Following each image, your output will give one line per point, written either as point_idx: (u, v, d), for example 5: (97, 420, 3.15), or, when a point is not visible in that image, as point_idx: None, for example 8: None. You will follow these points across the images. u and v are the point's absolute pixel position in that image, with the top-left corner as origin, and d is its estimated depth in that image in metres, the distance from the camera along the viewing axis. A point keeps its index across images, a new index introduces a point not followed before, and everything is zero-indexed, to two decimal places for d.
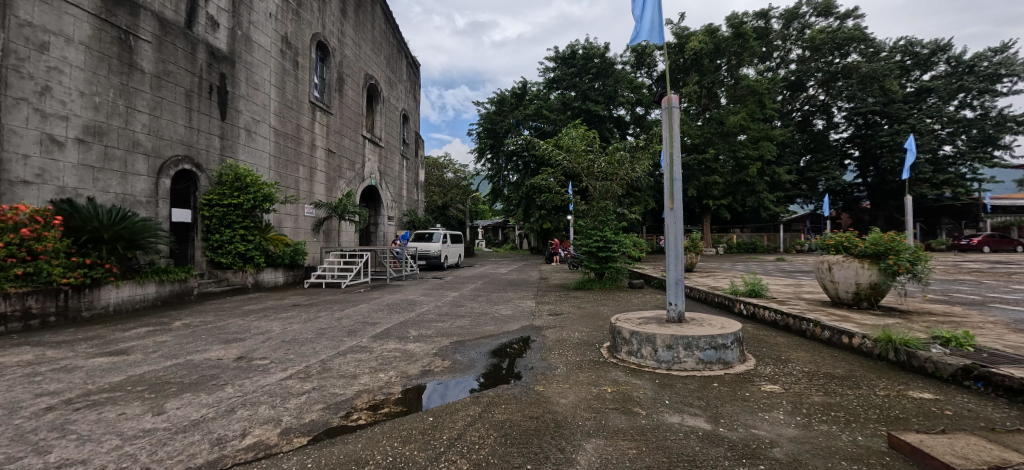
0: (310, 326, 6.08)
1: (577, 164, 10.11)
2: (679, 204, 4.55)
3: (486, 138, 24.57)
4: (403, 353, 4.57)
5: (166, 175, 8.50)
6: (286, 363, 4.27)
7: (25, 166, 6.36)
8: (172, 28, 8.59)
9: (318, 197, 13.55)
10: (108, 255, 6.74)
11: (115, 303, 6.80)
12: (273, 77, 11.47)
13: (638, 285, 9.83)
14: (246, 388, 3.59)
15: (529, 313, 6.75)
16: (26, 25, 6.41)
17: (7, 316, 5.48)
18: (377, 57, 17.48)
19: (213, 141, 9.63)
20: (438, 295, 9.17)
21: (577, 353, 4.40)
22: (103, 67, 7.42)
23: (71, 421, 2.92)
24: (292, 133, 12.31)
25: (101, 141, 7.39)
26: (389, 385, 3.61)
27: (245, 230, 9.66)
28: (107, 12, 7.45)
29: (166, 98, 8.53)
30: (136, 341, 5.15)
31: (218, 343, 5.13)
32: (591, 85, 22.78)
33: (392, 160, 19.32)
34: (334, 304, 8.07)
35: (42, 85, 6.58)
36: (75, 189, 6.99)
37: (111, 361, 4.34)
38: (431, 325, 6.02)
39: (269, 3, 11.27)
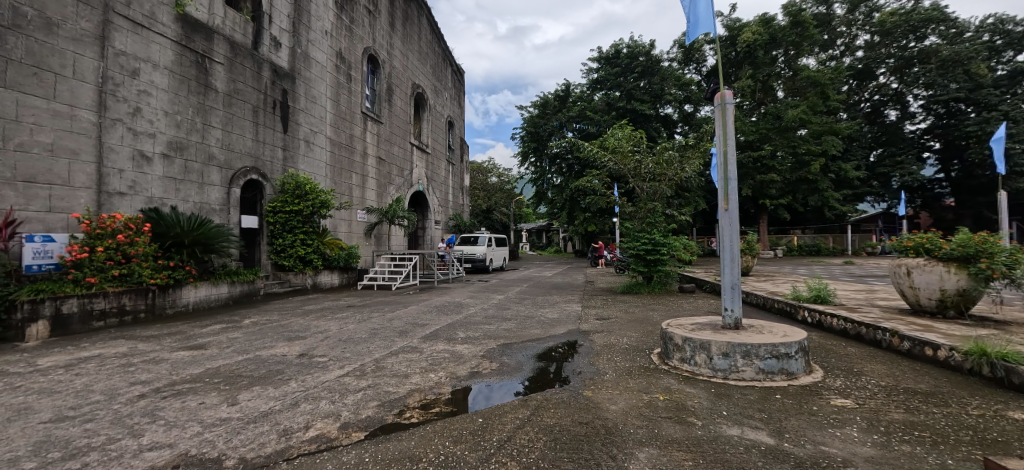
0: (363, 326, 6.35)
1: (623, 165, 9.89)
2: (734, 204, 4.33)
3: (530, 141, 24.65)
4: (452, 354, 4.67)
5: (236, 184, 9.21)
6: (343, 361, 4.48)
7: (121, 179, 7.10)
8: (241, 50, 9.31)
9: (370, 203, 14.15)
10: (187, 258, 7.38)
11: (194, 302, 7.45)
12: (328, 90, 12.13)
13: (689, 289, 9.47)
14: (308, 383, 3.81)
15: (575, 317, 6.68)
16: (122, 54, 7.17)
17: (106, 312, 6.14)
18: (423, 66, 18.03)
19: (276, 152, 10.32)
20: (484, 297, 9.30)
21: (627, 358, 4.31)
22: (184, 89, 8.15)
23: (159, 407, 3.23)
24: (346, 143, 12.95)
25: (182, 156, 8.12)
26: (439, 386, 3.70)
27: (305, 234, 10.25)
28: (187, 38, 8.19)
29: (236, 115, 9.25)
30: (212, 337, 5.61)
31: (282, 340, 5.48)
32: (636, 84, 22.25)
33: (439, 166, 19.84)
34: (385, 305, 8.38)
35: (134, 107, 7.32)
36: (161, 199, 7.72)
37: (191, 354, 4.75)
38: (478, 327, 6.12)
39: (325, 21, 11.95)
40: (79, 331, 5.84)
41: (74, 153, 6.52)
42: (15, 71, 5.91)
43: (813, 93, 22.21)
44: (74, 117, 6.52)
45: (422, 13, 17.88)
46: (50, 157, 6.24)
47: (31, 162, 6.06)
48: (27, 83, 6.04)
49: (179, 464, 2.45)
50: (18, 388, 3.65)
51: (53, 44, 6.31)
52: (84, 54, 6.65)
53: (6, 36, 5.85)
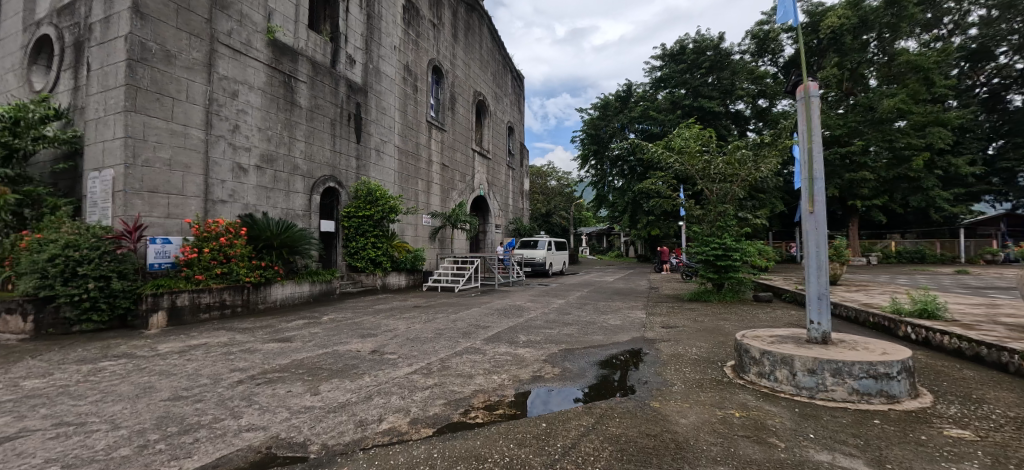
0: (429, 326, 6.59)
1: (689, 166, 9.42)
2: (821, 207, 3.96)
3: (590, 144, 24.29)
4: (514, 357, 4.72)
5: (316, 191, 9.96)
6: (412, 359, 4.70)
7: (223, 188, 7.96)
8: (321, 69, 10.12)
9: (434, 208, 14.70)
10: (276, 259, 8.11)
11: (281, 299, 8.16)
12: (397, 102, 12.79)
13: (765, 299, 8.82)
14: (380, 378, 4.03)
15: (640, 324, 6.47)
16: (225, 79, 8.07)
17: (209, 306, 6.89)
18: (484, 74, 18.46)
19: (351, 162, 11.04)
20: (545, 302, 9.28)
21: (696, 370, 4.10)
22: (274, 106, 9.00)
23: (254, 393, 3.57)
24: (412, 151, 13.57)
25: (272, 167, 8.94)
26: (503, 388, 3.74)
27: (375, 237, 10.86)
28: (276, 61, 9.05)
29: (317, 128, 10.03)
30: (297, 331, 6.11)
31: (356, 337, 5.84)
32: (704, 80, 21.16)
33: (499, 171, 20.17)
34: (450, 307, 8.65)
35: (234, 124, 8.20)
36: (255, 205, 8.56)
37: (280, 346, 5.22)
38: (539, 331, 6.12)
39: (394, 37, 12.64)
40: (190, 322, 6.60)
41: (186, 166, 7.40)
42: (143, 97, 6.86)
43: (914, 80, 19.82)
44: (187, 135, 7.42)
45: (483, 22, 18.32)
46: (167, 170, 7.14)
47: (154, 174, 6.98)
48: (152, 107, 6.99)
49: (271, 446, 2.69)
50: (143, 369, 4.20)
51: (171, 74, 7.24)
52: (195, 80, 7.57)
53: (137, 68, 6.81)
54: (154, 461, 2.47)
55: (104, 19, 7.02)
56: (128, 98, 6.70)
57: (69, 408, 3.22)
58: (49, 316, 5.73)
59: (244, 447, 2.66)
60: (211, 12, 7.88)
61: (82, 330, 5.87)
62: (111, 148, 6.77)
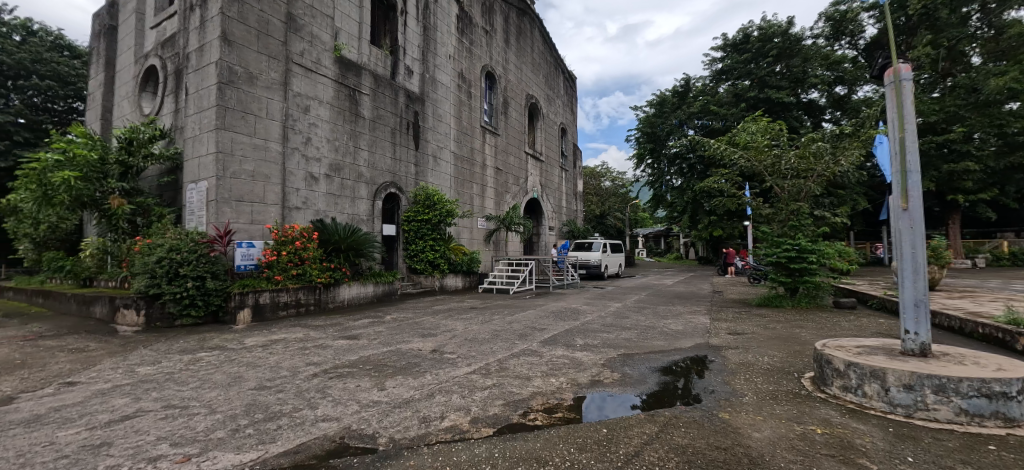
0: (486, 327, 6.68)
1: (756, 162, 8.81)
2: (916, 202, 3.55)
3: (646, 143, 23.52)
4: (572, 361, 4.67)
5: (378, 197, 10.45)
6: (470, 359, 4.80)
7: (297, 196, 8.59)
8: (383, 82, 10.64)
9: (489, 211, 14.94)
10: (343, 261, 8.62)
11: (348, 299, 8.65)
12: (452, 109, 13.16)
13: (847, 305, 8.08)
14: (441, 376, 4.15)
15: (704, 330, 6.18)
16: (299, 95, 8.72)
17: (287, 304, 7.46)
18: (536, 76, 18.51)
19: (410, 168, 11.48)
20: (601, 305, 9.09)
21: (770, 380, 3.84)
22: (341, 119, 9.58)
23: (327, 386, 3.81)
24: (468, 155, 13.88)
25: (339, 176, 9.51)
26: (561, 391, 3.72)
27: (434, 240, 11.24)
28: (343, 76, 9.64)
29: (379, 137, 10.55)
30: (364, 329, 6.47)
31: (417, 336, 6.05)
32: (771, 69, 19.76)
33: (553, 173, 20.11)
34: (505, 309, 8.73)
35: (306, 137, 8.82)
36: (325, 211, 9.14)
37: (348, 343, 5.55)
38: (597, 335, 6.01)
39: (449, 46, 13.03)
40: (270, 318, 7.19)
41: (266, 176, 8.07)
42: (230, 116, 7.58)
43: None
44: (267, 148, 8.10)
45: (535, 25, 18.39)
46: (251, 180, 7.83)
47: (240, 184, 7.67)
48: (238, 125, 7.70)
49: (344, 436, 2.85)
50: (232, 360, 4.62)
51: (253, 94, 7.95)
52: (273, 98, 8.25)
53: (225, 90, 7.55)
54: (244, 444, 2.71)
55: (199, 48, 7.85)
56: (219, 118, 7.43)
57: (174, 393, 3.62)
58: (157, 311, 6.45)
59: (321, 436, 2.85)
60: (286, 36, 8.56)
61: (182, 324, 6.57)
62: (204, 162, 7.54)
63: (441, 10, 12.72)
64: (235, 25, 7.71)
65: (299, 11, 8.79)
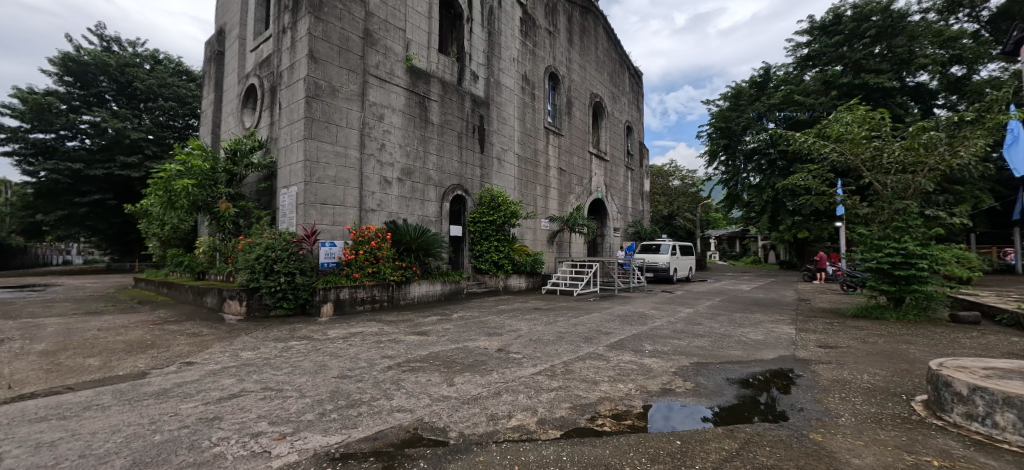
0: (551, 329, 6.66)
1: (852, 155, 7.94)
2: None
3: (719, 138, 22.16)
4: (641, 367, 4.52)
5: (446, 199, 10.82)
6: (536, 359, 4.81)
7: (373, 199, 9.13)
8: (450, 88, 11.00)
9: (552, 212, 14.90)
10: (414, 260, 9.03)
11: (418, 296, 9.04)
12: (517, 111, 13.29)
13: (966, 319, 7.05)
14: (507, 375, 4.21)
15: (788, 341, 5.68)
16: (374, 105, 9.27)
17: (363, 300, 7.97)
18: (601, 75, 18.16)
19: (475, 171, 11.76)
20: (671, 310, 8.69)
21: (871, 401, 3.44)
22: (412, 125, 10.05)
23: (401, 378, 4.01)
24: (532, 157, 13.96)
25: (410, 179, 9.98)
26: (630, 398, 3.61)
27: (498, 241, 11.43)
28: (414, 85, 10.10)
29: (447, 142, 10.91)
30: (433, 326, 6.74)
31: (483, 335, 6.18)
32: (868, 52, 17.74)
33: (618, 172, 19.62)
34: (569, 310, 8.63)
35: (381, 143, 9.36)
36: (397, 213, 9.63)
37: (419, 338, 5.80)
38: (667, 341, 5.76)
39: (513, 49, 13.19)
40: (350, 312, 7.72)
41: (346, 181, 8.67)
42: (316, 126, 8.26)
43: None
44: (347, 155, 8.71)
45: (599, 22, 18.06)
46: (333, 184, 8.45)
47: (324, 189, 8.31)
48: (323, 134, 8.36)
49: (418, 427, 2.99)
50: (318, 350, 5.03)
51: (335, 105, 8.59)
52: (351, 109, 8.84)
53: (312, 103, 8.22)
54: (330, 427, 2.93)
55: (290, 67, 8.63)
56: (307, 129, 8.13)
57: (271, 376, 4.01)
58: (256, 302, 7.18)
59: (397, 425, 3.00)
60: (364, 50, 9.15)
61: (276, 314, 7.25)
62: (294, 169, 8.27)
63: (505, 14, 12.91)
64: (320, 43, 8.39)
65: (375, 26, 9.37)
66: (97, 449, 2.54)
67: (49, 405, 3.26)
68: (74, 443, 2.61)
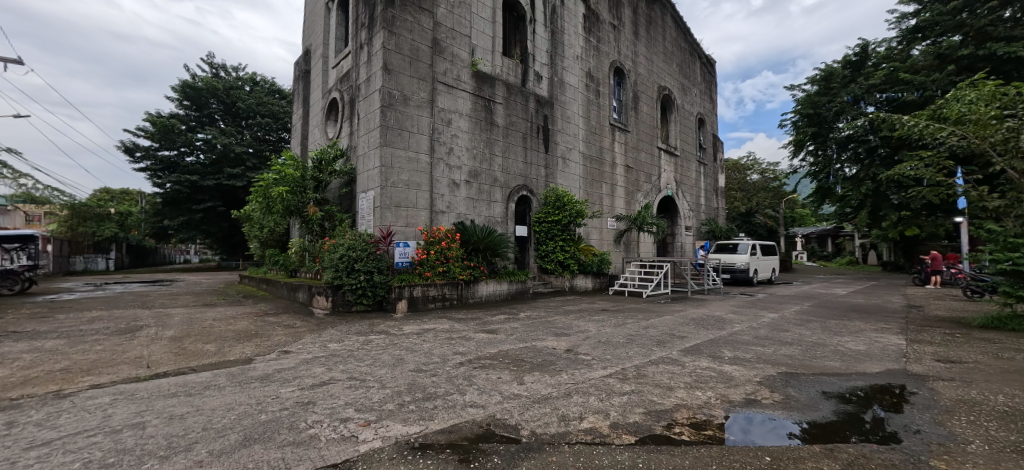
0: (620, 331, 6.49)
1: (976, 139, 6.83)
2: None
3: (807, 127, 20.13)
4: (721, 374, 4.25)
5: (512, 200, 10.92)
6: (606, 362, 4.71)
7: (443, 201, 9.48)
8: (514, 90, 11.11)
9: (619, 211, 14.51)
10: (482, 260, 9.25)
11: (486, 295, 9.23)
12: (581, 109, 13.11)
13: None
14: (576, 377, 4.15)
15: (896, 353, 5.05)
16: (443, 110, 9.62)
17: (434, 297, 8.30)
18: (669, 66, 17.36)
19: (540, 171, 11.77)
20: (752, 314, 8.09)
21: (1009, 427, 2.95)
22: (478, 128, 10.29)
23: (472, 375, 4.11)
24: (597, 155, 13.70)
25: (477, 181, 10.22)
26: (710, 407, 3.40)
27: (564, 241, 11.35)
28: (480, 89, 10.33)
29: (512, 143, 11.03)
30: (501, 325, 6.84)
31: (551, 335, 6.16)
32: (995, 17, 15.25)
33: (690, 168, 18.65)
34: (639, 313, 8.32)
35: (449, 147, 9.69)
36: (465, 214, 9.90)
37: (488, 337, 5.92)
38: (749, 348, 5.36)
39: (576, 46, 13.02)
40: (422, 309, 8.08)
41: (417, 184, 9.08)
42: (390, 134, 8.73)
43: None
44: (419, 160, 9.13)
45: (666, 11, 17.28)
46: (406, 188, 8.88)
47: (398, 192, 8.77)
48: (396, 141, 8.83)
49: (490, 423, 3.05)
50: (395, 344, 5.32)
51: (407, 113, 9.03)
52: (421, 115, 9.24)
53: (386, 112, 8.71)
54: (409, 418, 3.08)
55: (366, 80, 9.22)
56: (382, 136, 8.63)
57: (355, 367, 4.30)
58: (339, 298, 7.74)
59: (470, 420, 3.08)
60: (432, 58, 9.52)
61: (357, 310, 7.77)
62: (372, 174, 8.81)
63: (568, 12, 12.79)
64: (393, 55, 8.85)
65: (442, 35, 9.72)
66: (216, 424, 2.88)
67: (178, 383, 3.76)
68: (199, 417, 2.99)
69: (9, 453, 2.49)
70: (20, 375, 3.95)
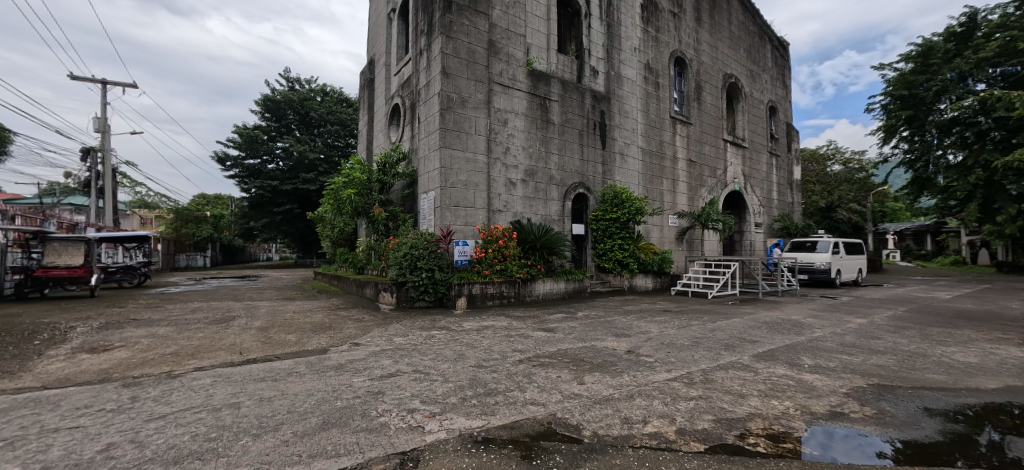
0: (685, 333, 6.20)
1: None
2: None
3: (900, 110, 17.74)
4: (799, 383, 3.94)
5: (569, 198, 10.81)
6: (670, 365, 4.52)
7: (500, 200, 9.59)
8: (570, 86, 10.98)
9: (682, 207, 13.89)
10: (539, 259, 9.24)
11: (543, 293, 9.23)
12: (640, 103, 12.70)
13: None
14: (639, 379, 4.03)
15: (1017, 368, 4.39)
16: (499, 110, 9.74)
17: (492, 295, 8.43)
18: (735, 53, 16.33)
19: (597, 168, 11.55)
20: (835, 319, 7.42)
21: None
22: (535, 127, 10.29)
23: (531, 373, 4.13)
24: (657, 150, 13.20)
25: (534, 179, 10.22)
26: (788, 418, 3.16)
27: (622, 239, 11.07)
28: (535, 87, 10.32)
29: (568, 141, 10.91)
30: (560, 323, 6.80)
31: (611, 335, 6.02)
32: None
33: (760, 160, 17.44)
34: (705, 314, 7.91)
35: (506, 147, 9.78)
36: (522, 213, 9.94)
37: (546, 335, 5.90)
38: (833, 356, 4.91)
39: (633, 38, 12.61)
40: (481, 307, 8.24)
41: (475, 184, 9.25)
42: (449, 136, 8.98)
43: None
44: (477, 161, 9.31)
45: None
46: (465, 188, 9.08)
47: (457, 192, 8.99)
48: (455, 142, 9.05)
49: (551, 422, 3.04)
50: (456, 339, 5.46)
51: (465, 115, 9.23)
52: (478, 116, 9.40)
53: (445, 115, 8.96)
54: (472, 412, 3.15)
55: (426, 84, 9.55)
56: (441, 139, 8.90)
57: (420, 360, 4.47)
58: (403, 294, 8.08)
59: (531, 418, 3.09)
60: (488, 60, 9.65)
61: (419, 306, 8.06)
62: (432, 176, 9.11)
63: (625, 3, 12.43)
64: (451, 59, 9.08)
65: (498, 36, 9.83)
66: (299, 407, 3.12)
67: (265, 368, 4.12)
68: (284, 400, 3.26)
69: (134, 423, 2.86)
70: (139, 357, 4.52)
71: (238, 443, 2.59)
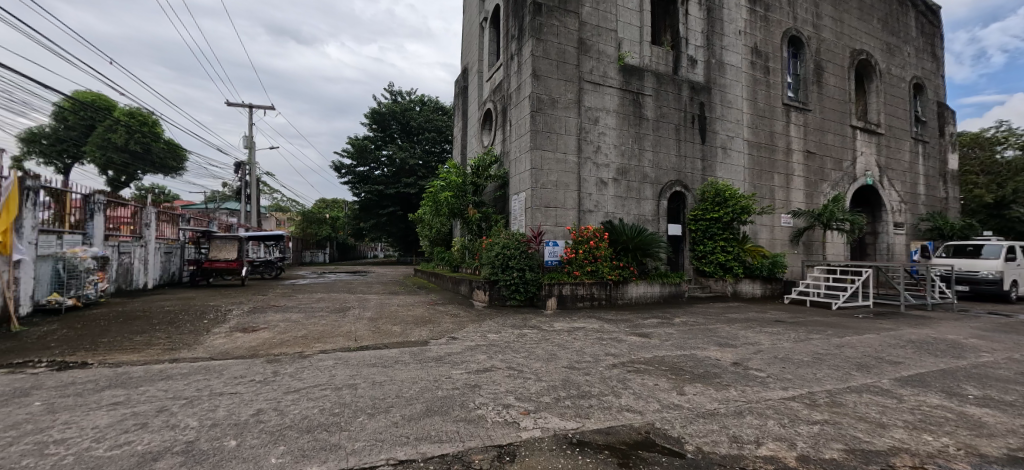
0: (803, 347, 5.53)
1: None
2: None
3: None
4: (961, 418, 3.28)
5: (664, 197, 10.28)
6: (786, 382, 4.07)
7: (590, 200, 9.44)
8: (665, 78, 10.43)
9: (797, 205, 12.45)
10: (632, 260, 8.91)
11: (636, 297, 8.90)
12: (746, 91, 11.63)
13: None
14: (749, 395, 3.68)
15: None
16: (590, 109, 9.59)
17: (583, 296, 8.35)
18: (866, 25, 14.18)
19: (696, 164, 10.80)
20: (1009, 341, 6.05)
21: None
22: (627, 124, 9.95)
23: (626, 378, 3.99)
24: (768, 142, 11.96)
25: (626, 178, 9.88)
26: (946, 458, 2.65)
27: (725, 241, 10.22)
28: (627, 83, 9.97)
29: (663, 136, 10.37)
30: (655, 329, 6.47)
31: (713, 344, 5.59)
32: None
33: (900, 149, 14.94)
34: (828, 327, 6.98)
35: (597, 146, 9.60)
36: (614, 213, 9.67)
37: (641, 340, 5.66)
38: (1009, 387, 4.02)
39: (738, 20, 11.58)
40: (571, 308, 8.21)
41: (566, 184, 9.22)
42: (540, 137, 9.05)
43: None
44: (567, 161, 9.26)
45: None
46: (555, 188, 9.09)
47: (548, 193, 9.03)
48: (546, 143, 9.10)
49: (649, 431, 2.91)
50: (548, 340, 5.48)
51: (556, 115, 9.23)
52: (568, 116, 9.34)
53: (536, 117, 9.06)
54: (567, 413, 3.14)
55: (517, 88, 9.73)
56: (532, 140, 9.00)
57: (513, 358, 4.57)
58: (495, 292, 8.34)
59: (628, 425, 2.99)
60: (579, 58, 9.55)
61: (511, 304, 8.25)
62: (523, 177, 9.25)
63: None
64: (542, 61, 9.14)
65: (588, 33, 9.68)
66: (406, 393, 3.36)
67: (377, 355, 4.52)
68: (393, 385, 3.54)
69: (275, 394, 3.31)
70: (278, 338, 5.23)
71: (356, 420, 2.87)
